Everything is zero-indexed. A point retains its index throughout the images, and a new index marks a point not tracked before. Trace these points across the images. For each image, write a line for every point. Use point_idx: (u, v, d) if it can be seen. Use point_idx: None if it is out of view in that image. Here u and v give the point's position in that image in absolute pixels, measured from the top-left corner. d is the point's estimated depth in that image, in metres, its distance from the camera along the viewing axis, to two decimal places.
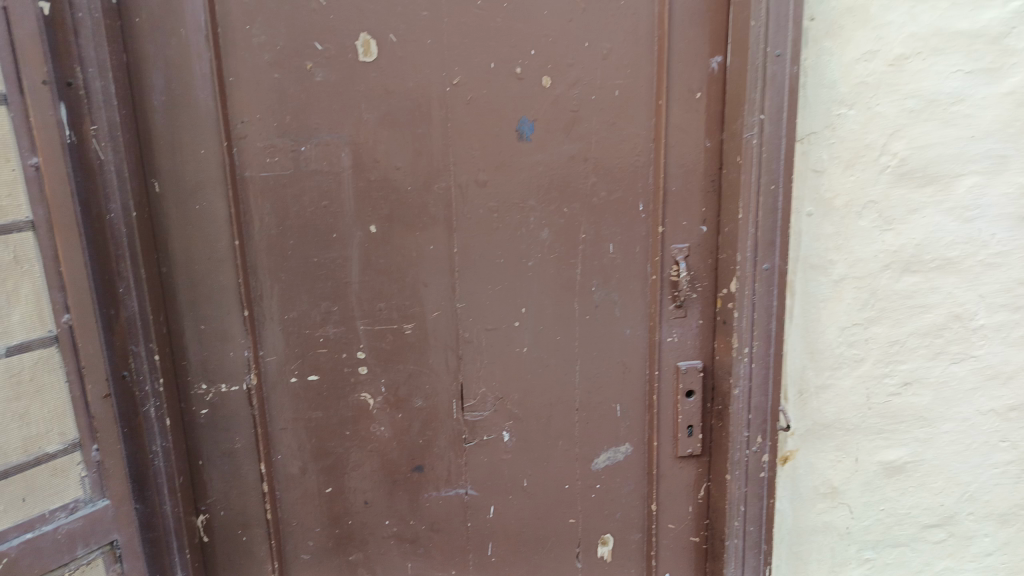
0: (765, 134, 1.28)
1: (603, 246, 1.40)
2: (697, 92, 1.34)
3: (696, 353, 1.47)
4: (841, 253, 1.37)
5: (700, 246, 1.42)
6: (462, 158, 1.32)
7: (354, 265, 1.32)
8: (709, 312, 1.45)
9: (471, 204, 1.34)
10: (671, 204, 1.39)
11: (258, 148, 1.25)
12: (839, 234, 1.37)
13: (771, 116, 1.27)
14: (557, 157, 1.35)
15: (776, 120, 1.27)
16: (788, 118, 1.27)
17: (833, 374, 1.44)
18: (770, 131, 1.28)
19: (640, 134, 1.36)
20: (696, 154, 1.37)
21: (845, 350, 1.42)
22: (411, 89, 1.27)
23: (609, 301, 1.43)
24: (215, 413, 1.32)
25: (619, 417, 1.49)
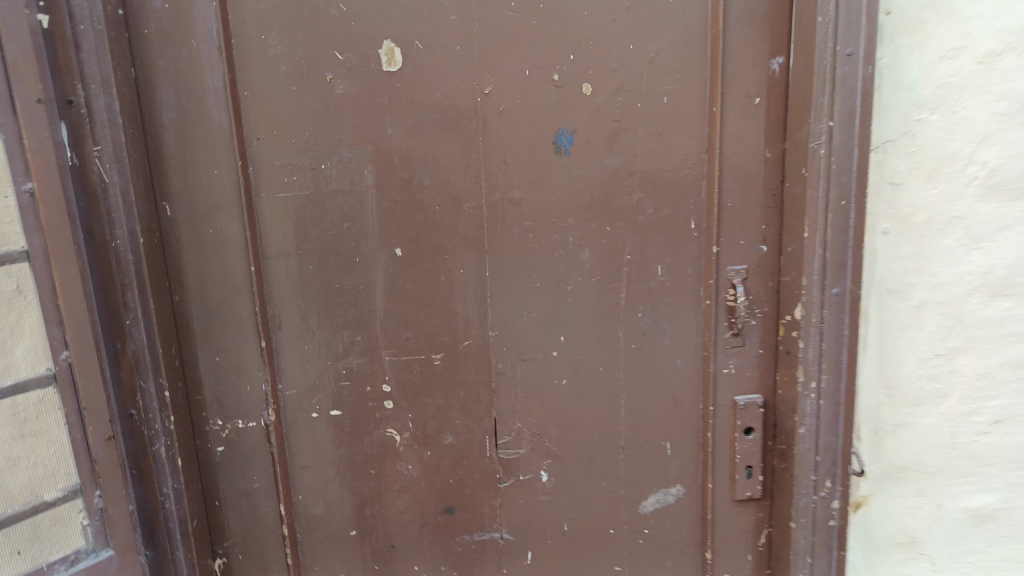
0: (835, 143, 1.13)
1: (650, 268, 1.28)
2: (756, 97, 1.21)
3: (756, 386, 1.33)
4: (921, 275, 1.21)
5: (760, 267, 1.28)
6: (495, 174, 1.21)
7: (378, 291, 1.22)
8: (770, 340, 1.31)
9: (504, 224, 1.23)
10: (727, 221, 1.25)
11: (275, 167, 1.16)
12: (920, 254, 1.20)
13: (842, 122, 1.12)
14: (598, 171, 1.23)
15: (848, 127, 1.12)
16: (862, 124, 1.12)
17: (912, 412, 1.28)
18: (841, 139, 1.13)
19: (691, 144, 1.23)
20: (754, 166, 1.24)
21: (927, 385, 1.26)
22: (439, 99, 1.17)
23: (657, 329, 1.30)
24: (232, 451, 1.23)
25: (669, 455, 1.36)
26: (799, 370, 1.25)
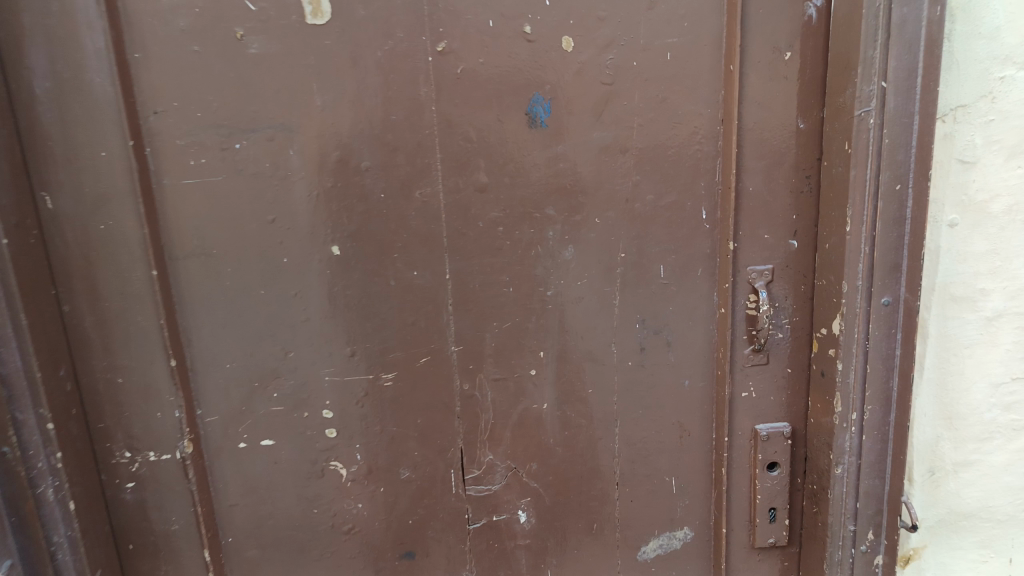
0: (890, 109, 0.86)
1: (650, 270, 1.03)
2: (786, 50, 0.94)
3: (781, 412, 1.08)
4: (997, 279, 0.93)
5: (788, 268, 1.02)
6: (454, 153, 0.97)
7: (313, 299, 1.00)
8: (801, 358, 1.06)
9: (468, 217, 1.00)
10: (747, 211, 1.00)
11: (177, 147, 0.94)
12: (996, 253, 0.92)
13: (899, 84, 0.85)
14: (583, 149, 0.98)
15: (907, 89, 0.85)
16: (925, 85, 0.85)
17: (980, 448, 1.01)
18: (897, 105, 0.86)
19: (702, 113, 0.97)
20: (783, 140, 0.97)
21: (999, 416, 1.00)
22: (380, 60, 0.93)
23: (659, 343, 1.06)
24: (143, 488, 1.04)
25: (674, 493, 1.12)
26: (836, 399, 0.99)
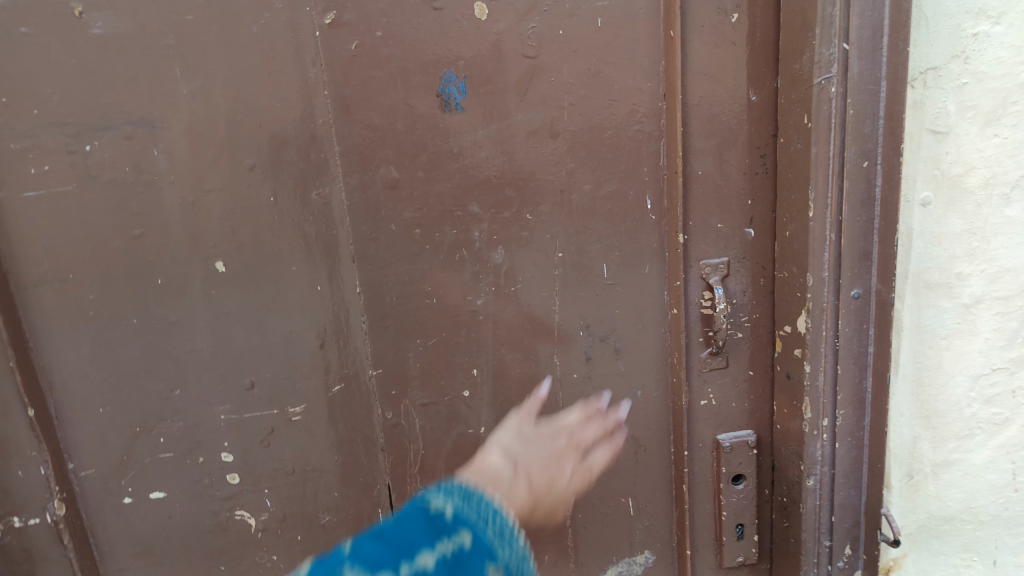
0: (853, 75, 0.75)
1: (592, 269, 0.90)
2: (733, 12, 0.82)
3: (745, 419, 0.97)
4: (976, 261, 0.81)
5: (745, 260, 0.91)
6: (355, 146, 0.82)
7: (198, 325, 0.85)
8: (763, 359, 0.95)
9: (378, 219, 0.85)
10: (696, 198, 0.88)
11: (14, 154, 0.77)
12: (974, 231, 0.80)
13: (863, 45, 0.74)
14: (507, 134, 0.84)
15: (872, 50, 0.74)
16: (891, 45, 0.74)
17: (960, 448, 0.89)
18: (860, 70, 0.75)
19: (641, 88, 0.84)
20: (733, 115, 0.85)
21: (981, 411, 0.88)
22: (256, 37, 0.77)
23: (608, 351, 0.94)
24: (11, 557, 0.87)
25: (631, 516, 1.01)
26: (805, 404, 0.88)
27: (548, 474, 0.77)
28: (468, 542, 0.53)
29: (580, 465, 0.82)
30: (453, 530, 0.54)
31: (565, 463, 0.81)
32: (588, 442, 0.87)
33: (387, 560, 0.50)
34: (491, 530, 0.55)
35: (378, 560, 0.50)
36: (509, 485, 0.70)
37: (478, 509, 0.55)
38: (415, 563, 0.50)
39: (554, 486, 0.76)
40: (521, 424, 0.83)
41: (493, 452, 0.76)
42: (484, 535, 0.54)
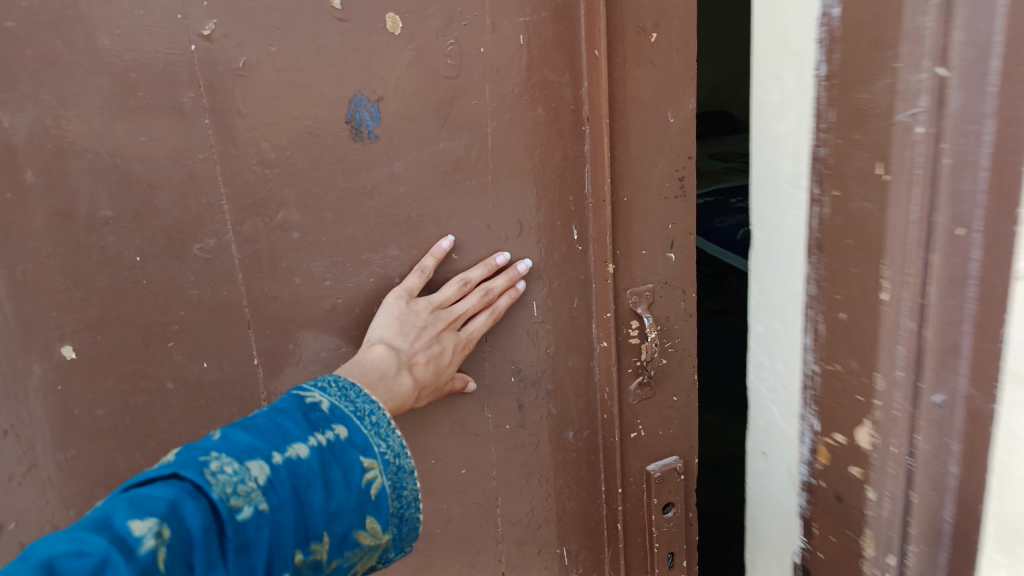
0: (951, 111, 0.47)
1: (521, 309, 0.82)
2: (652, 32, 0.78)
3: (671, 445, 0.95)
4: None
5: (667, 285, 0.88)
6: (246, 187, 0.66)
7: (39, 434, 0.65)
8: (684, 382, 0.93)
9: (275, 272, 0.70)
10: (622, 226, 0.83)
11: None
12: None
13: (967, 71, 0.46)
14: (427, 165, 0.73)
15: (979, 78, 0.46)
16: (1006, 71, 0.45)
17: None
18: (962, 105, 0.47)
19: (565, 110, 0.78)
20: (655, 138, 0.82)
21: None
22: (108, 51, 0.59)
23: (539, 394, 0.86)
24: None
25: (566, 565, 0.95)
26: (865, 537, 0.61)
27: (433, 361, 0.72)
28: (345, 433, 0.54)
29: (457, 339, 0.75)
30: (329, 422, 0.54)
31: (444, 336, 0.73)
32: (467, 313, 0.75)
33: (264, 444, 0.49)
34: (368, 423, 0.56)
35: (254, 445, 0.49)
36: (396, 377, 0.67)
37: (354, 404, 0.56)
38: (291, 448, 0.50)
39: (437, 373, 0.72)
40: (400, 307, 0.72)
41: (375, 348, 0.69)
42: (360, 427, 0.55)
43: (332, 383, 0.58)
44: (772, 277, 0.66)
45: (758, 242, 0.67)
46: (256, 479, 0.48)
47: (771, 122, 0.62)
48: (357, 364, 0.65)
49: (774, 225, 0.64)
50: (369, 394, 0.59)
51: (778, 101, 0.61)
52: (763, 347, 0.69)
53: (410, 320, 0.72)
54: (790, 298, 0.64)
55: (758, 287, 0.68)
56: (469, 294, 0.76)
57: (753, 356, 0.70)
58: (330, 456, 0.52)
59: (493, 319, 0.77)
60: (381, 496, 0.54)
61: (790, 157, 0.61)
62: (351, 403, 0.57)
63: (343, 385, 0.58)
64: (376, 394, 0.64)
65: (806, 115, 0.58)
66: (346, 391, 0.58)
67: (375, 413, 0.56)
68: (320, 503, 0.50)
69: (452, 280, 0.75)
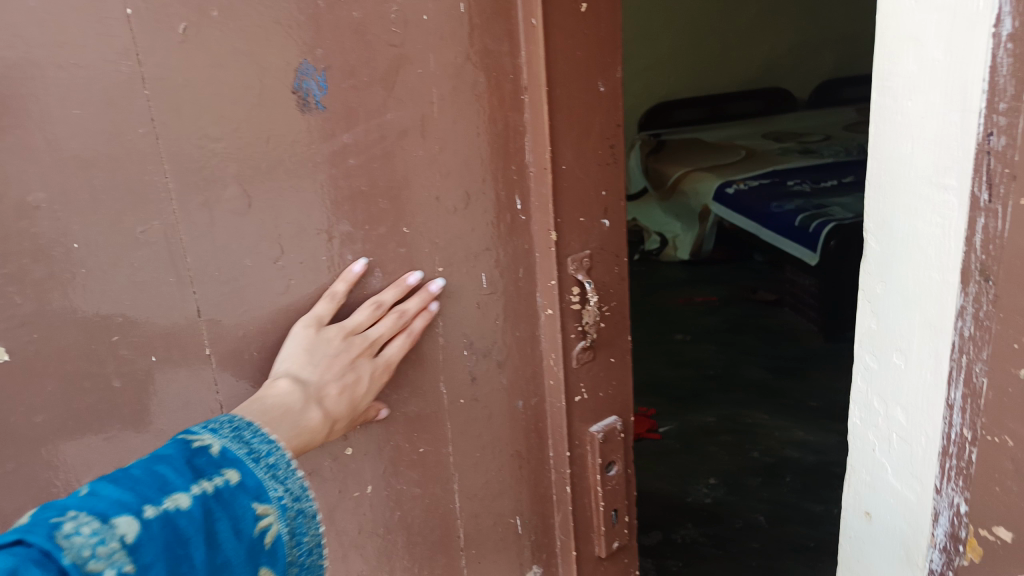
0: None
1: (469, 280, 0.82)
2: (582, 0, 0.78)
3: (612, 406, 0.97)
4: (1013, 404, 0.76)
5: (604, 251, 0.89)
6: (190, 163, 0.63)
7: None
8: (622, 344, 0.95)
9: (223, 251, 0.67)
10: (562, 194, 0.83)
11: None
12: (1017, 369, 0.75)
13: None
14: (376, 137, 0.71)
15: None
16: None
17: None
18: None
19: (505, 79, 0.77)
20: (588, 107, 0.82)
21: None
22: (35, 13, 0.56)
23: (489, 366, 0.87)
24: None
25: (519, 534, 0.96)
26: None
27: (347, 391, 0.69)
28: (235, 479, 0.52)
29: (373, 365, 0.73)
30: (217, 468, 0.52)
31: (358, 363, 0.71)
32: (381, 339, 0.73)
33: (135, 497, 0.47)
34: (261, 467, 0.54)
35: (124, 499, 0.47)
36: (303, 413, 0.64)
37: (246, 447, 0.54)
38: (169, 498, 0.48)
39: (352, 403, 0.70)
40: (310, 337, 0.69)
41: (281, 384, 0.66)
42: (253, 470, 0.53)
43: (223, 427, 0.56)
44: (897, 302, 0.60)
45: (880, 258, 0.61)
46: (123, 537, 0.45)
47: (909, 103, 0.56)
48: (258, 403, 0.62)
49: (906, 237, 0.58)
50: (264, 432, 0.58)
51: (912, 81, 0.55)
52: (878, 385, 0.64)
53: (321, 348, 0.69)
54: (924, 330, 0.57)
55: (874, 315, 0.63)
56: (382, 317, 0.74)
57: (865, 396, 0.66)
58: (215, 505, 0.50)
59: (410, 341, 0.76)
60: (275, 543, 0.52)
61: (941, 151, 0.53)
62: (246, 443, 0.55)
63: (236, 426, 0.57)
64: (280, 431, 0.61)
65: (965, 96, 0.50)
66: (239, 431, 0.56)
67: (272, 454, 0.55)
68: (202, 559, 0.47)
69: (364, 305, 0.73)
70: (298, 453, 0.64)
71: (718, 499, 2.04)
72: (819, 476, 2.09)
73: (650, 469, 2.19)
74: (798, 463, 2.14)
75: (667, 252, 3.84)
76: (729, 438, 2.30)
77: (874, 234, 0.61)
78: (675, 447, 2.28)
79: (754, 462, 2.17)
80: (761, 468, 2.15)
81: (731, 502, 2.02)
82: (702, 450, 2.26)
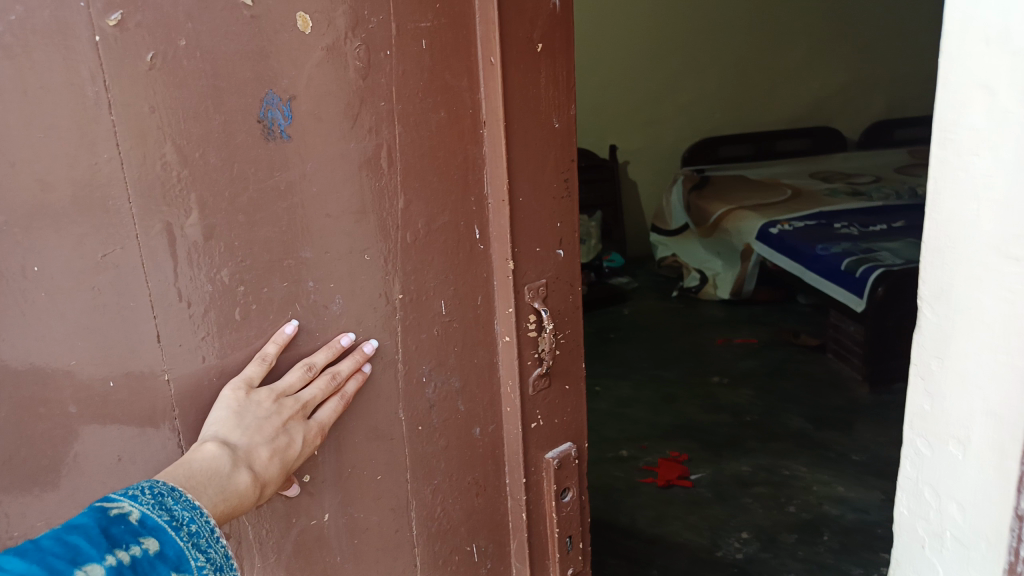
0: None
1: (430, 307, 0.83)
2: (538, 41, 0.82)
3: (567, 432, 0.98)
4: None
5: (559, 280, 0.92)
6: (154, 187, 0.64)
7: None
8: (576, 371, 0.97)
9: (185, 275, 0.67)
10: (520, 225, 0.85)
11: None
12: None
13: None
14: (338, 166, 0.73)
15: None
16: None
17: None
18: None
19: (465, 113, 0.80)
20: (544, 142, 0.85)
21: None
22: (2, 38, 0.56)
23: (448, 393, 0.88)
24: None
25: (475, 562, 0.96)
26: None
27: (278, 454, 0.69)
28: (154, 548, 0.52)
29: (307, 427, 0.73)
30: (135, 536, 0.52)
31: (291, 425, 0.72)
32: (313, 403, 0.74)
33: (44, 569, 0.45)
34: (179, 536, 0.55)
35: (32, 572, 0.44)
36: (231, 476, 0.64)
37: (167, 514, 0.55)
38: (83, 570, 0.46)
39: (284, 466, 0.70)
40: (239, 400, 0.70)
41: (208, 448, 0.66)
42: (173, 539, 0.54)
43: (140, 493, 0.56)
44: (956, 383, 0.53)
45: (937, 332, 0.54)
46: None
47: (974, 159, 0.49)
48: (182, 468, 0.62)
49: (970, 312, 0.51)
50: (189, 496, 0.59)
51: (980, 134, 0.49)
52: (930, 474, 0.57)
53: (250, 412, 0.70)
54: (987, 419, 0.51)
55: (929, 395, 0.56)
56: (315, 379, 0.75)
57: (914, 484, 0.58)
58: (134, 574, 0.49)
59: (343, 404, 0.77)
60: None
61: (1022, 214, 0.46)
62: (167, 511, 0.56)
63: (159, 491, 0.58)
64: (204, 496, 0.61)
65: None
66: (160, 497, 0.57)
67: (194, 521, 0.57)
68: None
69: (295, 366, 0.74)
70: (223, 518, 0.63)
71: (750, 556, 2.00)
72: (860, 536, 2.04)
73: (681, 519, 2.18)
74: (837, 522, 2.11)
75: (705, 291, 3.90)
76: (767, 489, 2.29)
77: (929, 303, 0.55)
78: (708, 496, 2.27)
79: (795, 520, 2.13)
80: (797, 523, 2.12)
81: (763, 560, 1.98)
82: (737, 501, 2.24)
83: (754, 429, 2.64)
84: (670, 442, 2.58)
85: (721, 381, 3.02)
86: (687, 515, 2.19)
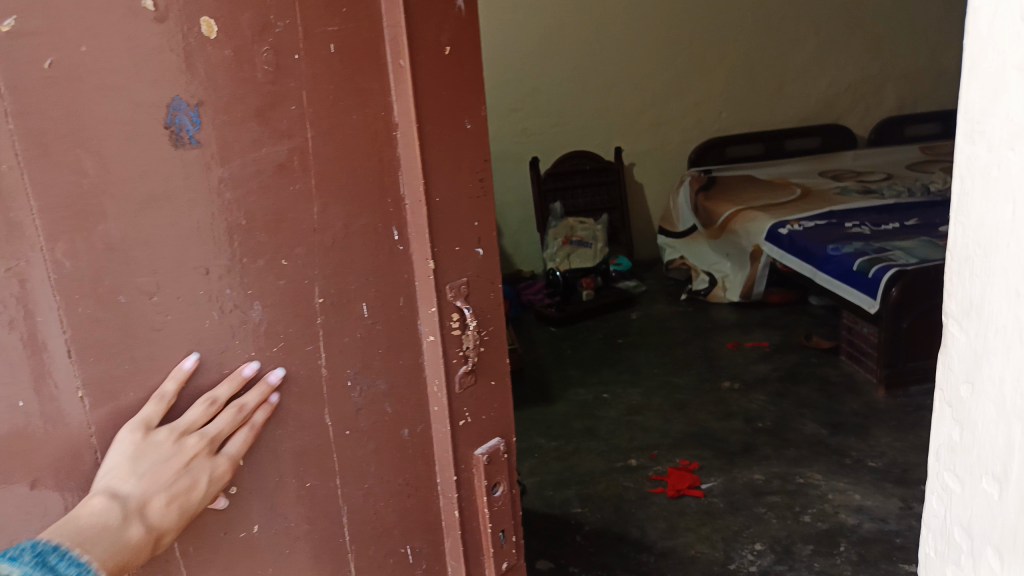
0: None
1: (352, 310, 0.83)
2: (446, 44, 0.83)
3: (495, 427, 1.00)
4: None
5: (480, 278, 0.93)
6: (57, 197, 0.63)
7: None
8: (501, 366, 0.98)
9: (96, 287, 0.66)
10: (438, 225, 0.87)
11: None
12: None
13: None
14: (253, 172, 0.72)
15: None
16: None
17: None
18: None
19: (378, 115, 0.80)
20: (456, 143, 0.87)
21: None
22: None
23: (376, 395, 0.88)
24: None
25: (410, 563, 0.97)
26: None
27: (176, 500, 0.70)
28: None
29: (211, 465, 0.73)
30: None
31: (194, 465, 0.72)
32: (218, 438, 0.74)
33: None
34: None
35: None
36: (122, 529, 0.66)
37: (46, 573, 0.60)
38: None
39: (184, 509, 0.71)
40: (138, 442, 0.69)
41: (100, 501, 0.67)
42: None
43: (20, 555, 0.60)
44: (992, 414, 0.42)
45: (968, 353, 0.44)
46: None
47: (1011, 157, 0.39)
48: (69, 526, 0.64)
49: (1009, 334, 0.40)
50: (76, 553, 0.62)
51: (1017, 125, 0.38)
52: (960, 511, 0.46)
53: (150, 454, 0.69)
54: None
55: (959, 425, 0.45)
56: (220, 413, 0.75)
57: (943, 525, 0.48)
58: None
59: (252, 434, 0.77)
60: None
61: None
62: (51, 568, 0.60)
63: (43, 551, 0.61)
64: (93, 553, 0.64)
65: None
66: (43, 556, 0.61)
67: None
68: None
69: (197, 402, 0.74)
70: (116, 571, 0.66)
71: (764, 568, 2.06)
72: (880, 546, 2.11)
73: (693, 531, 2.24)
74: (855, 532, 2.17)
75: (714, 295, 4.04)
76: (779, 499, 2.35)
77: (958, 321, 0.44)
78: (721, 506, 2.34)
79: (808, 530, 2.20)
80: (816, 535, 2.17)
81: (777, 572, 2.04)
82: (751, 511, 2.31)
83: (769, 436, 2.72)
84: (682, 451, 2.65)
85: (732, 386, 3.11)
86: (699, 527, 2.26)
